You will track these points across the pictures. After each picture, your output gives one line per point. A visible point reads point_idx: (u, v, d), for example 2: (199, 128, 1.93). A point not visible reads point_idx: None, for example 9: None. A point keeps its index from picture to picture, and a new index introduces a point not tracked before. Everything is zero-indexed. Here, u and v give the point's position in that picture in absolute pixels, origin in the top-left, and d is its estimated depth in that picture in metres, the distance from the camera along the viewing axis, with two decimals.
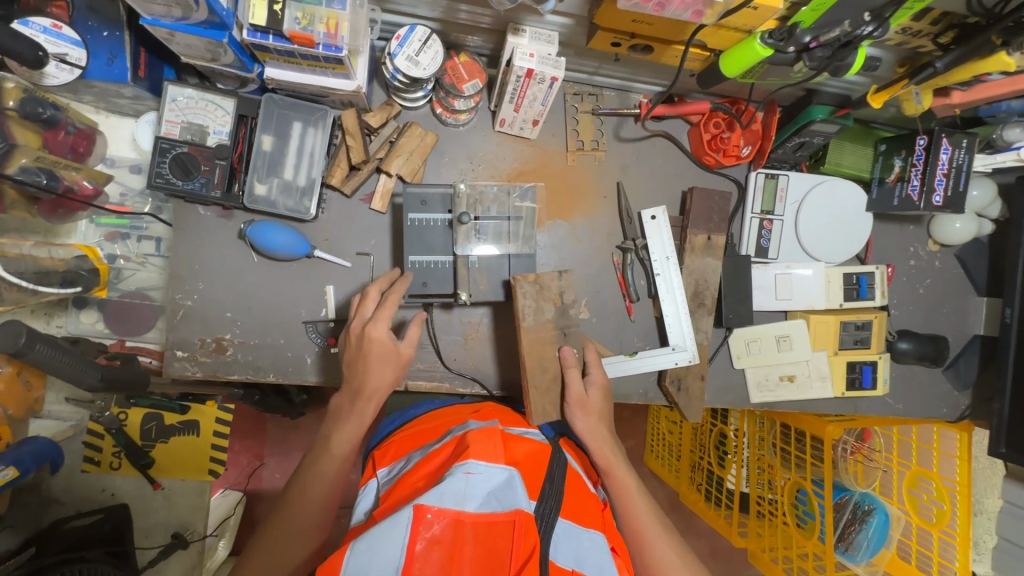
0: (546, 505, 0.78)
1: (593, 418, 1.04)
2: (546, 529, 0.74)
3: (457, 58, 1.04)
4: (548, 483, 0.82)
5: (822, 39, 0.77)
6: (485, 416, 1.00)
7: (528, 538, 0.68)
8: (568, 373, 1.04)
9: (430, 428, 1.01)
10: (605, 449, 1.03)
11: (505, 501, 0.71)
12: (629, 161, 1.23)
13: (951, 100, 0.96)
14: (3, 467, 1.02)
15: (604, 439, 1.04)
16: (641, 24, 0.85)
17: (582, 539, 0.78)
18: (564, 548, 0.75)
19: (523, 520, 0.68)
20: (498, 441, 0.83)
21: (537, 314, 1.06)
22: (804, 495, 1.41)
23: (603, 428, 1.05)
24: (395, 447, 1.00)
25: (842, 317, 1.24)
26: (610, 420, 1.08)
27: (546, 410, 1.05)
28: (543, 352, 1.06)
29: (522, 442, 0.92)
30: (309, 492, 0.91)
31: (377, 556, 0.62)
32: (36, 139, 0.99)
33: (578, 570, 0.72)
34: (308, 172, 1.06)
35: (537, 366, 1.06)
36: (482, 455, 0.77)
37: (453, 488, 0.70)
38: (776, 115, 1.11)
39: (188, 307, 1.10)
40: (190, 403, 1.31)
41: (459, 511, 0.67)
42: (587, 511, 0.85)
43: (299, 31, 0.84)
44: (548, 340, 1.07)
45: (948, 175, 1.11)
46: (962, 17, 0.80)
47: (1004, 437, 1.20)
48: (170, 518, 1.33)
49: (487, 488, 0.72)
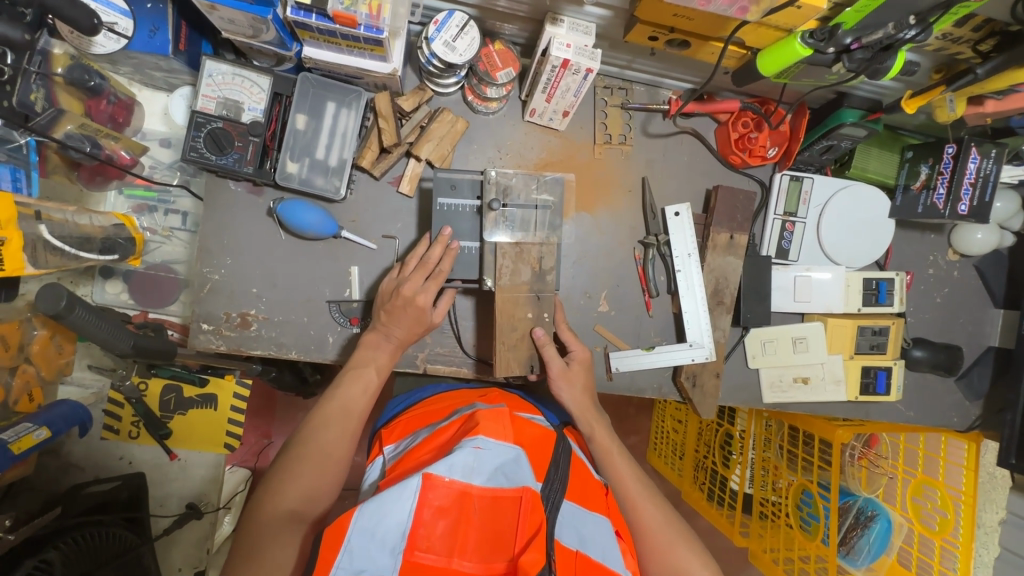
0: (552, 487, 0.77)
1: (577, 389, 1.08)
2: (552, 508, 0.74)
3: (493, 46, 1.05)
4: (554, 467, 0.81)
5: (863, 41, 0.78)
6: (492, 400, 1.02)
7: (535, 515, 0.68)
8: (543, 351, 1.07)
9: (438, 408, 1.02)
10: (589, 414, 1.06)
11: (512, 477, 0.72)
12: (655, 156, 1.24)
13: (984, 108, 0.96)
14: (37, 426, 1.08)
15: (587, 404, 1.07)
16: (682, 19, 0.85)
17: (587, 522, 0.78)
18: (569, 528, 0.75)
19: (529, 497, 0.68)
20: (507, 421, 0.83)
21: (513, 275, 1.07)
22: (809, 497, 1.41)
23: (586, 396, 1.08)
24: (401, 428, 1.01)
25: (860, 322, 1.25)
26: (594, 393, 1.11)
27: (510, 365, 1.08)
28: (515, 312, 1.08)
29: (530, 424, 0.93)
30: (342, 418, 0.90)
31: (385, 517, 0.64)
32: (79, 106, 1.01)
33: (582, 551, 0.71)
34: (339, 153, 1.07)
35: (507, 323, 1.07)
36: (492, 432, 0.77)
37: (462, 461, 0.70)
38: (805, 118, 1.11)
39: (215, 281, 1.11)
40: (208, 376, 1.33)
41: (466, 484, 0.69)
42: (592, 495, 0.86)
43: (343, 11, 0.85)
44: (522, 302, 1.08)
45: (975, 185, 1.11)
46: (1004, 24, 0.80)
47: (1015, 448, 1.20)
48: (185, 489, 1.36)
49: (496, 464, 0.73)
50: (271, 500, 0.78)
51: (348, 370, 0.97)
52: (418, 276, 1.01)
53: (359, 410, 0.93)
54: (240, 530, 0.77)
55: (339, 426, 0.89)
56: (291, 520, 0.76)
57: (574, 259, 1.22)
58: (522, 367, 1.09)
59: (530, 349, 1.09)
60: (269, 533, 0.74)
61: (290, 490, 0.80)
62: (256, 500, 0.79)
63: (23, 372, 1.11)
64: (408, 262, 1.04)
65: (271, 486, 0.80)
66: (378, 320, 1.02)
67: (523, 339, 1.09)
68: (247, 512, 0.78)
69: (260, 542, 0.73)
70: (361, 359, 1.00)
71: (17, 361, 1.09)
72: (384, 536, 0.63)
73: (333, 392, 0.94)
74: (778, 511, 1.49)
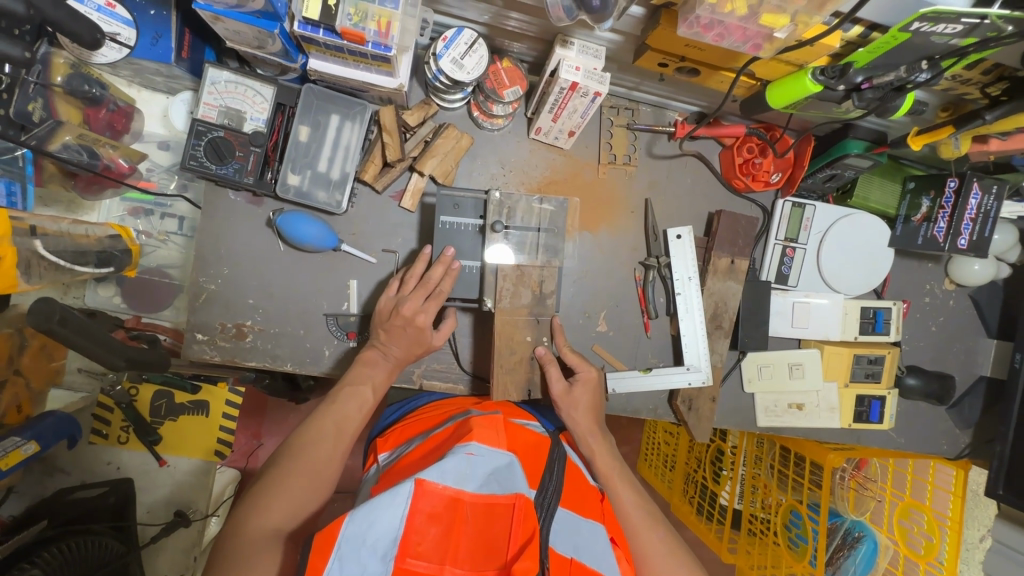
0: (546, 495, 0.75)
1: (580, 410, 1.05)
2: (547, 516, 0.72)
3: (500, 63, 1.03)
4: (548, 475, 0.80)
5: (875, 81, 0.78)
6: (487, 407, 1.01)
7: (528, 524, 0.66)
8: (546, 369, 1.06)
9: (438, 414, 1.01)
10: (591, 436, 1.03)
11: (506, 484, 0.71)
12: (660, 178, 1.23)
13: (988, 147, 0.96)
14: (25, 440, 1.09)
15: (588, 425, 1.04)
16: (694, 49, 0.85)
17: (582, 528, 0.76)
18: (564, 536, 0.72)
19: (523, 505, 0.66)
20: (501, 427, 0.83)
21: (514, 298, 1.06)
22: (797, 517, 1.38)
23: (592, 416, 1.05)
24: (396, 436, 0.98)
25: (856, 350, 1.25)
26: (600, 413, 1.08)
27: (508, 377, 1.07)
28: (514, 337, 1.07)
29: (523, 430, 0.92)
30: (335, 435, 0.89)
31: (376, 524, 0.61)
32: (77, 115, 0.99)
33: (577, 558, 0.69)
34: (341, 166, 1.06)
35: (505, 346, 1.07)
36: (485, 439, 0.77)
37: (455, 466, 0.70)
38: (810, 145, 1.09)
39: (211, 290, 1.10)
40: (201, 383, 1.34)
41: (459, 490, 0.68)
42: (586, 504, 0.83)
43: (350, 27, 0.83)
44: (521, 320, 1.07)
45: (975, 220, 1.12)
46: (1014, 70, 0.80)
47: (1003, 479, 1.19)
48: (173, 496, 1.34)
49: (488, 469, 0.72)
50: (257, 515, 0.75)
51: (343, 388, 0.96)
52: (419, 296, 1.01)
53: (352, 429, 0.92)
54: (219, 544, 0.73)
55: (331, 443, 0.87)
56: (275, 537, 0.74)
57: (574, 278, 1.22)
58: (519, 392, 1.08)
59: (528, 374, 1.09)
60: (251, 548, 0.71)
61: (276, 507, 0.77)
62: (238, 515, 0.76)
63: (13, 383, 1.14)
64: (408, 277, 1.05)
65: (256, 503, 0.77)
66: (377, 338, 1.03)
67: (521, 363, 1.08)
68: (230, 527, 0.75)
69: (245, 556, 0.70)
70: (357, 376, 0.99)
71: (6, 373, 1.12)
72: (374, 542, 0.60)
73: (327, 408, 0.92)
74: (767, 528, 1.47)
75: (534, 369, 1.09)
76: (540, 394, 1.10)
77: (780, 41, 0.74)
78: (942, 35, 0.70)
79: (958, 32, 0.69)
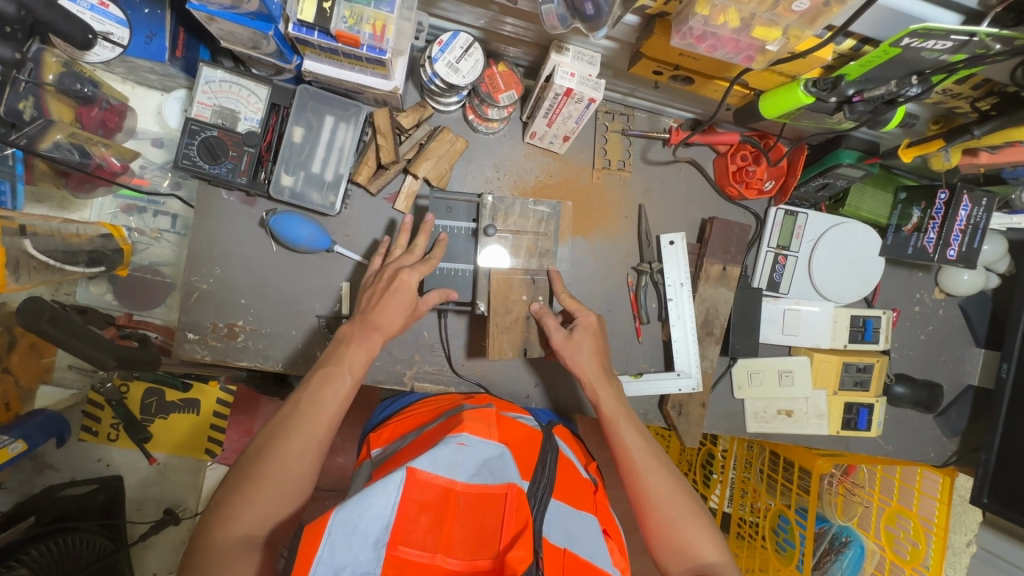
0: (539, 485, 0.76)
1: (585, 354, 1.02)
2: (539, 507, 0.73)
3: (496, 67, 1.03)
4: (541, 466, 0.79)
5: (866, 94, 0.80)
6: (480, 401, 1.01)
7: (522, 513, 0.66)
8: (544, 321, 1.04)
9: (430, 411, 0.99)
10: (597, 383, 1.00)
11: (497, 475, 0.71)
12: (653, 184, 1.24)
13: (978, 160, 0.97)
14: (12, 440, 1.10)
15: (595, 371, 1.01)
16: (688, 58, 0.85)
17: (574, 520, 0.76)
18: (557, 526, 0.73)
19: (515, 495, 0.67)
20: (493, 420, 0.83)
21: (507, 264, 1.07)
22: (785, 522, 1.36)
23: (597, 363, 1.02)
24: (389, 432, 0.95)
25: (845, 359, 1.27)
26: (608, 360, 1.04)
27: (503, 348, 1.07)
28: (505, 341, 1.07)
29: (517, 425, 0.91)
30: (308, 424, 0.82)
31: (369, 512, 0.61)
32: (70, 114, 0.99)
33: (570, 548, 0.69)
34: (335, 167, 1.06)
35: (501, 306, 1.06)
36: (476, 430, 0.77)
37: (447, 456, 0.70)
38: (804, 155, 1.10)
39: (203, 289, 1.09)
40: (193, 381, 1.34)
41: (451, 481, 0.68)
42: (580, 494, 0.84)
43: (345, 30, 0.83)
44: (516, 285, 1.07)
45: (965, 231, 1.14)
46: (1003, 86, 0.81)
47: (988, 487, 1.20)
48: (164, 494, 1.35)
49: (480, 459, 0.73)
50: (224, 524, 0.73)
51: (317, 370, 0.89)
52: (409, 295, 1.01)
53: (327, 415, 0.84)
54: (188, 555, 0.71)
55: (304, 434, 0.81)
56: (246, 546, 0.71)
57: (569, 282, 1.22)
58: (515, 351, 1.08)
59: (524, 333, 1.08)
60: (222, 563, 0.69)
61: (245, 513, 0.74)
62: (206, 522, 0.74)
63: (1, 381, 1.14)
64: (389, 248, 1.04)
65: (225, 508, 0.74)
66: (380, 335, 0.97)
67: (517, 322, 1.08)
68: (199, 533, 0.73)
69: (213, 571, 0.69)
70: (334, 356, 0.91)
71: None
72: (366, 530, 0.61)
73: (300, 394, 0.86)
74: (755, 532, 1.45)
75: (530, 327, 1.09)
76: (538, 351, 1.09)
77: (772, 53, 0.75)
78: (932, 51, 0.70)
79: (948, 48, 0.69)
